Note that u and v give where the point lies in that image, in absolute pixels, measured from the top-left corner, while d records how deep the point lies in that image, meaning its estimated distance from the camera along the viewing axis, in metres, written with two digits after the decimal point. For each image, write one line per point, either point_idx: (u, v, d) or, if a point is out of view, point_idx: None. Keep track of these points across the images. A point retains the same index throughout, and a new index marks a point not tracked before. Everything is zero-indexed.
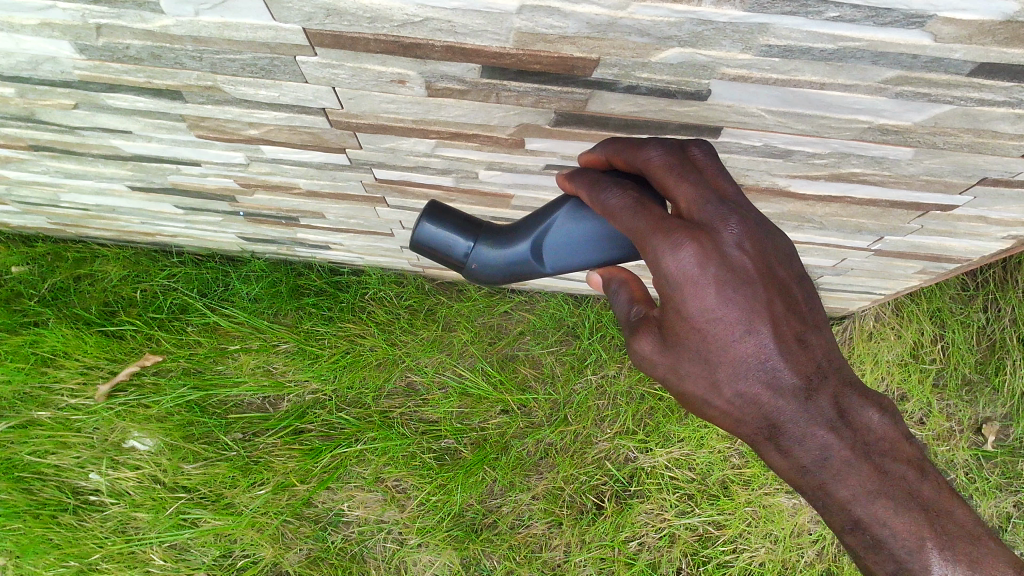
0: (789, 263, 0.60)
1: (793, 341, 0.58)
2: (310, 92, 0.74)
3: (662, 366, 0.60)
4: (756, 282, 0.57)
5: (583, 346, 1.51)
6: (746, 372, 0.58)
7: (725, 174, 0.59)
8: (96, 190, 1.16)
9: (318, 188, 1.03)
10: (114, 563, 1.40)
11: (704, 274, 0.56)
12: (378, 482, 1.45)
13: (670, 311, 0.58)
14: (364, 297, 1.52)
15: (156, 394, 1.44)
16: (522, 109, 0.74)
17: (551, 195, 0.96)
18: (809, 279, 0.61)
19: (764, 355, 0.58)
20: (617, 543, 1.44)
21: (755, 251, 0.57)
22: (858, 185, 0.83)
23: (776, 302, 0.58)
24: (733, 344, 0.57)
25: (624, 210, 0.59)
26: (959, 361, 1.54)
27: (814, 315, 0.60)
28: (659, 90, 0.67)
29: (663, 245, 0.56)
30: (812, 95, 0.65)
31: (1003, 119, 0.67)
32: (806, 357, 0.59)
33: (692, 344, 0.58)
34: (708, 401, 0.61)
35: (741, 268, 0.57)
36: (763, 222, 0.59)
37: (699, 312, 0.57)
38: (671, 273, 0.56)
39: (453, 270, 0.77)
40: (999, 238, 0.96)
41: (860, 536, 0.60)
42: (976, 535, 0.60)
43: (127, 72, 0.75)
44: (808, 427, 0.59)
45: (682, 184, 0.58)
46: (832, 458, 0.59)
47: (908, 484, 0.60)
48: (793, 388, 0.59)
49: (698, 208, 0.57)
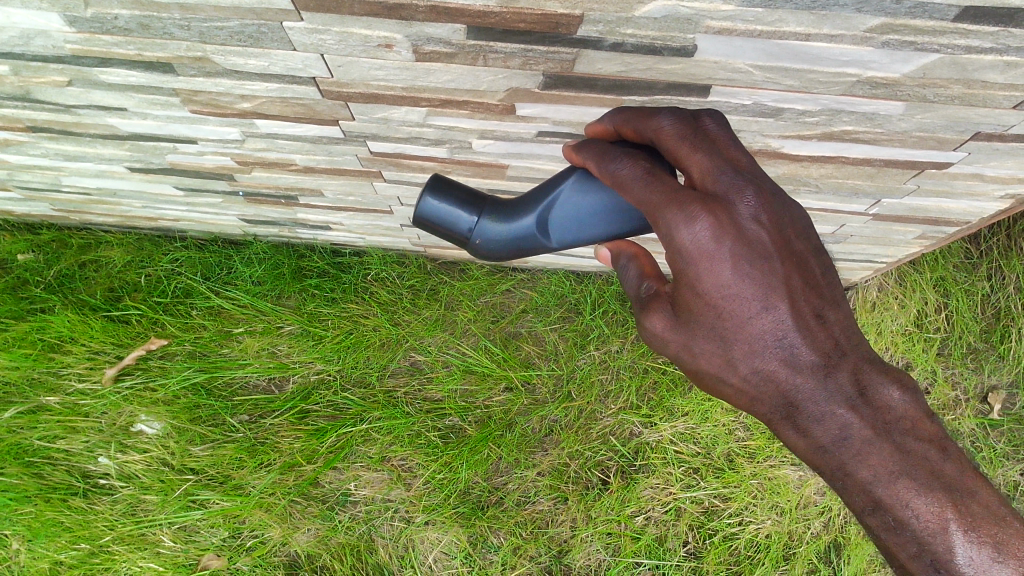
0: (807, 236, 0.60)
1: (810, 317, 0.59)
2: (299, 60, 0.75)
3: (675, 344, 0.61)
4: (773, 258, 0.58)
5: (585, 322, 1.51)
6: (763, 350, 0.59)
7: (739, 145, 0.59)
8: (96, 173, 1.16)
9: (315, 164, 1.04)
10: (125, 545, 1.42)
11: (719, 248, 0.56)
12: (384, 462, 1.46)
13: (684, 287, 0.58)
14: (366, 277, 1.52)
15: (163, 377, 1.46)
16: (510, 72, 0.74)
17: (546, 163, 0.96)
18: (825, 252, 0.61)
19: (780, 331, 0.58)
20: (623, 518, 1.45)
21: (772, 224, 0.57)
22: (851, 144, 0.83)
23: (793, 276, 0.58)
24: (749, 320, 0.58)
25: (636, 181, 0.59)
26: (964, 329, 1.53)
27: (833, 291, 0.60)
28: (645, 47, 0.67)
29: (677, 217, 0.56)
30: (799, 47, 0.65)
31: (991, 67, 0.66)
32: (824, 334, 0.59)
33: (707, 321, 0.58)
34: (723, 380, 0.61)
35: (757, 243, 0.57)
36: (780, 194, 0.58)
37: (714, 288, 0.57)
38: (687, 246, 0.56)
39: (455, 245, 0.76)
40: (997, 197, 0.95)
41: (881, 518, 0.59)
42: (1006, 519, 0.58)
43: (118, 44, 0.75)
44: (827, 407, 0.59)
45: (695, 154, 0.58)
46: (851, 438, 0.59)
47: (930, 463, 0.58)
48: (811, 364, 0.59)
49: (713, 179, 0.57)
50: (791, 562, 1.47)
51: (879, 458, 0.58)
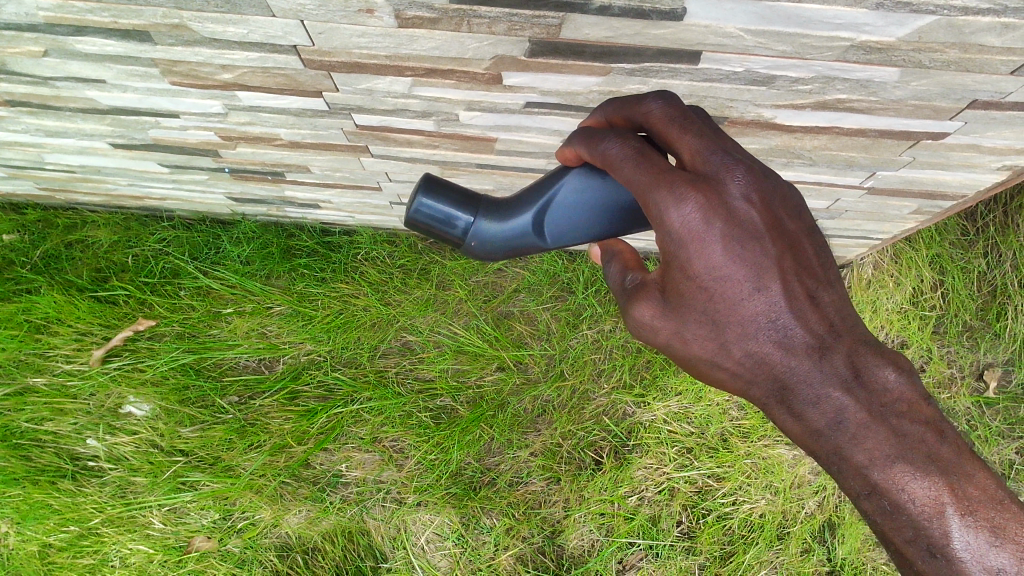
0: (800, 217, 0.58)
1: (803, 298, 0.57)
2: (279, 27, 0.73)
3: (666, 332, 0.59)
4: (764, 239, 0.56)
5: (577, 301, 1.49)
6: (755, 332, 0.57)
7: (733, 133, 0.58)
8: (79, 149, 1.14)
9: (300, 138, 1.02)
10: (115, 527, 1.41)
11: (708, 229, 0.55)
12: (376, 443, 1.45)
13: (675, 269, 0.57)
14: (356, 257, 1.50)
15: (151, 358, 1.44)
16: (495, 39, 0.72)
17: (535, 136, 0.94)
18: (821, 234, 0.60)
19: (773, 314, 0.57)
20: (617, 498, 1.44)
21: (763, 205, 0.56)
22: (845, 113, 0.81)
23: (786, 258, 0.57)
24: (740, 301, 0.56)
25: (625, 161, 0.57)
26: (960, 307, 1.51)
27: (827, 272, 0.59)
28: (633, 10, 0.65)
29: (666, 197, 0.55)
30: (790, 10, 0.63)
31: (988, 30, 0.64)
32: (818, 315, 0.57)
33: (698, 304, 0.57)
34: (717, 364, 0.59)
35: (748, 223, 0.56)
36: (771, 174, 0.57)
37: (704, 270, 0.56)
38: (676, 228, 0.55)
39: (448, 244, 0.74)
40: (993, 169, 0.93)
41: (877, 503, 0.56)
42: (1003, 502, 0.54)
43: (92, 11, 0.73)
44: (821, 389, 0.56)
45: (685, 136, 0.56)
46: (847, 421, 0.56)
47: (929, 447, 0.55)
48: (806, 346, 0.57)
49: (703, 159, 0.56)
50: (785, 541, 1.45)
51: (874, 441, 0.56)
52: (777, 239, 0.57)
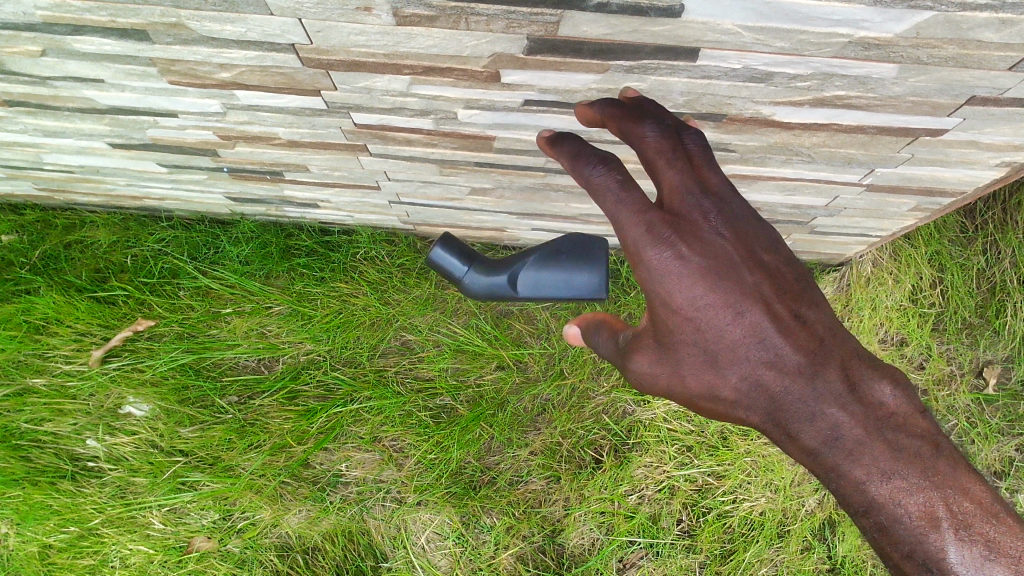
0: (776, 249, 0.64)
1: (787, 322, 0.62)
2: (277, 25, 0.73)
3: (665, 372, 0.65)
4: (742, 270, 0.62)
5: (576, 300, 1.49)
6: (746, 360, 0.62)
7: (714, 169, 0.64)
8: (77, 149, 1.14)
9: (298, 137, 1.02)
10: (115, 528, 1.41)
11: (687, 265, 0.60)
12: (376, 442, 1.45)
13: (662, 307, 0.62)
14: (355, 257, 1.50)
15: (150, 359, 1.44)
16: (493, 37, 0.72)
17: (533, 134, 0.94)
18: (799, 264, 0.65)
19: (760, 340, 0.62)
20: (617, 497, 1.44)
21: (736, 239, 0.62)
22: (843, 110, 0.81)
23: (765, 286, 0.63)
24: (727, 330, 0.62)
25: (610, 191, 0.60)
26: (959, 304, 1.49)
27: (809, 298, 0.64)
28: (631, 7, 0.65)
29: (647, 239, 0.60)
30: (788, 6, 0.63)
31: (986, 25, 0.64)
32: (804, 337, 0.62)
33: (688, 337, 0.62)
34: (716, 396, 0.64)
35: (724, 257, 0.62)
36: (743, 210, 0.64)
37: (689, 303, 0.61)
38: (657, 266, 0.60)
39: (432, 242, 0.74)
40: (992, 165, 0.93)
41: (874, 520, 0.59)
42: (998, 514, 0.58)
43: (90, 10, 0.73)
44: (814, 407, 0.60)
45: (668, 172, 0.62)
46: (843, 437, 0.60)
47: (922, 459, 0.59)
48: (796, 368, 0.61)
49: (681, 198, 0.62)
50: (785, 539, 1.45)
51: (871, 459, 0.59)
52: (756, 270, 0.63)
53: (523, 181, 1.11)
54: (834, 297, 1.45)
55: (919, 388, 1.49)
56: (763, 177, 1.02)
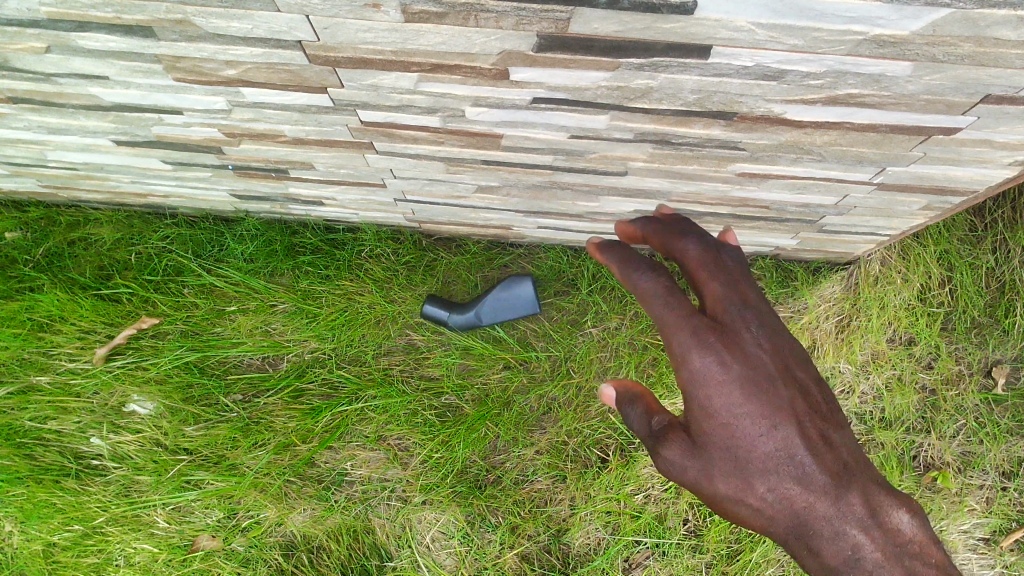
0: (807, 371, 0.74)
1: (816, 439, 0.70)
2: (284, 22, 0.72)
3: (695, 470, 0.69)
4: (777, 383, 0.70)
5: (582, 298, 1.48)
6: (776, 468, 0.68)
7: (754, 290, 0.75)
8: (81, 146, 1.13)
9: (304, 134, 1.01)
10: (119, 526, 1.41)
11: (729, 372, 0.68)
12: (381, 441, 1.45)
13: (698, 410, 0.69)
14: (360, 254, 1.48)
15: (155, 357, 1.43)
16: (503, 34, 0.71)
17: (542, 132, 0.93)
18: (825, 387, 0.75)
19: (790, 451, 0.68)
20: (623, 496, 1.43)
21: (772, 354, 0.71)
22: (856, 108, 0.80)
23: (799, 402, 0.71)
24: (761, 440, 0.68)
25: (655, 296, 0.71)
26: (968, 303, 1.47)
27: (833, 420, 0.73)
28: (643, 4, 0.64)
29: (694, 344, 0.68)
30: (803, 3, 0.62)
31: (1004, 23, 0.63)
32: (830, 456, 0.70)
33: (723, 441, 0.69)
34: (742, 501, 0.69)
35: (764, 368, 0.70)
36: (780, 333, 0.73)
37: (727, 408, 0.68)
38: (700, 371, 0.68)
39: None
40: (1005, 164, 0.92)
41: None
42: None
43: (95, 6, 0.72)
44: (839, 524, 0.67)
45: (711, 282, 0.73)
46: (864, 557, 0.67)
47: None
48: (823, 484, 0.68)
49: (723, 307, 0.72)
50: None
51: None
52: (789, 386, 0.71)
53: (531, 179, 1.11)
54: (842, 296, 1.44)
55: (927, 387, 1.48)
56: (773, 175, 1.01)
